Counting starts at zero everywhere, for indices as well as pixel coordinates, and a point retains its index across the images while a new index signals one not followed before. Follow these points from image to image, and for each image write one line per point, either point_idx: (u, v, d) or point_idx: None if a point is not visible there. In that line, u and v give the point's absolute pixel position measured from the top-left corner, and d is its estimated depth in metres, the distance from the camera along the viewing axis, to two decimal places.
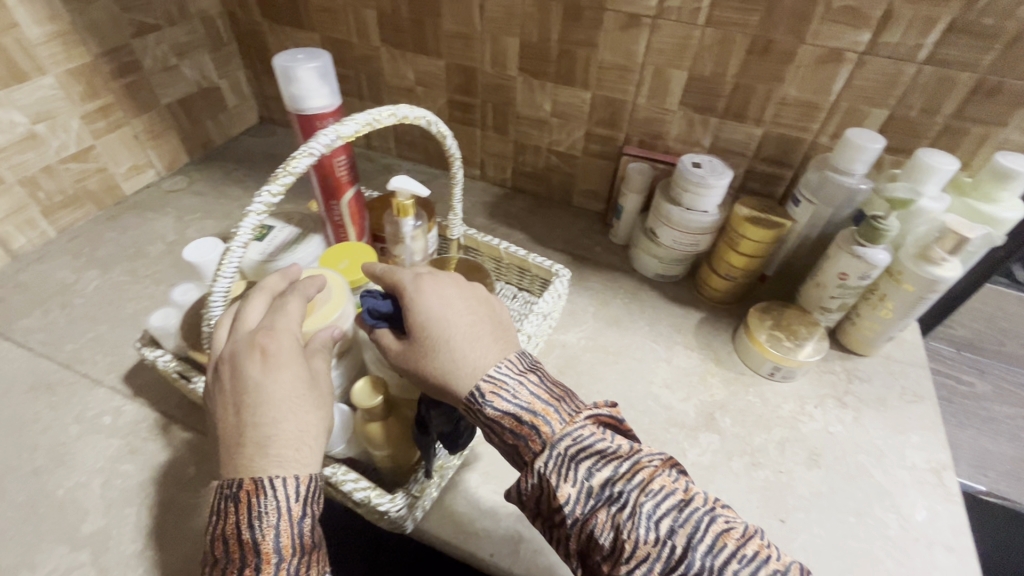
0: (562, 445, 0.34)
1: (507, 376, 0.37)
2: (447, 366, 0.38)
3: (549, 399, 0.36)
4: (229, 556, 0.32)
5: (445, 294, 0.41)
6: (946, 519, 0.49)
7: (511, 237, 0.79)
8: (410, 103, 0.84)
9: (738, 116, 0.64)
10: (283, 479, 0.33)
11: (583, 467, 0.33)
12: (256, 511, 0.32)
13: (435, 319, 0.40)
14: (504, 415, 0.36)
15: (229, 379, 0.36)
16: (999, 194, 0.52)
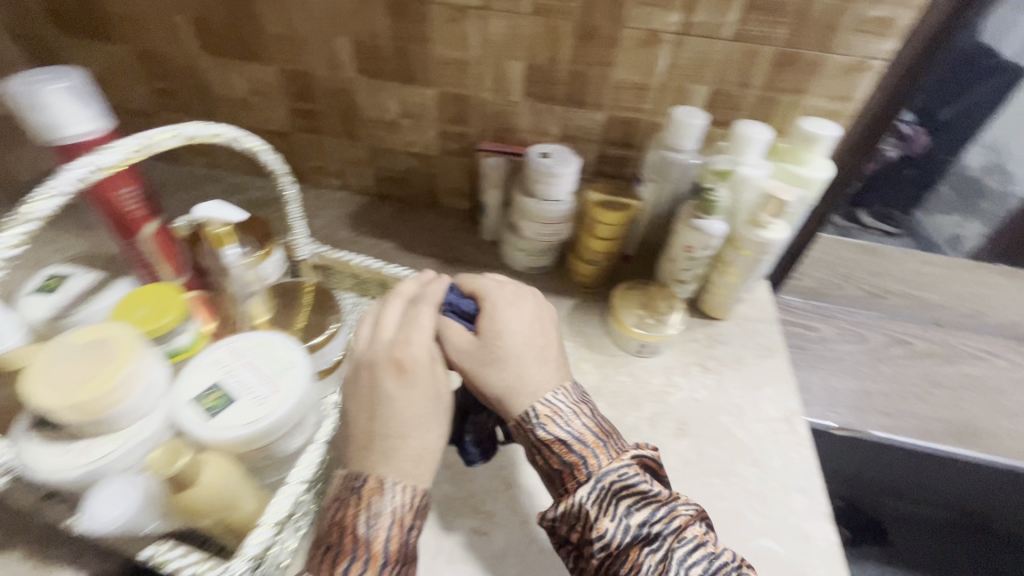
0: (606, 479, 0.40)
1: (562, 404, 0.43)
2: (507, 383, 0.44)
3: (599, 433, 0.42)
4: (337, 550, 0.36)
5: (524, 315, 0.48)
6: (797, 462, 0.54)
7: (378, 248, 0.75)
8: (247, 114, 0.76)
9: (579, 102, 0.64)
10: (397, 485, 0.38)
11: (623, 504, 0.39)
12: (380, 509, 0.37)
13: (510, 339, 0.46)
14: (559, 440, 0.42)
15: (365, 385, 0.42)
16: (808, 157, 0.57)
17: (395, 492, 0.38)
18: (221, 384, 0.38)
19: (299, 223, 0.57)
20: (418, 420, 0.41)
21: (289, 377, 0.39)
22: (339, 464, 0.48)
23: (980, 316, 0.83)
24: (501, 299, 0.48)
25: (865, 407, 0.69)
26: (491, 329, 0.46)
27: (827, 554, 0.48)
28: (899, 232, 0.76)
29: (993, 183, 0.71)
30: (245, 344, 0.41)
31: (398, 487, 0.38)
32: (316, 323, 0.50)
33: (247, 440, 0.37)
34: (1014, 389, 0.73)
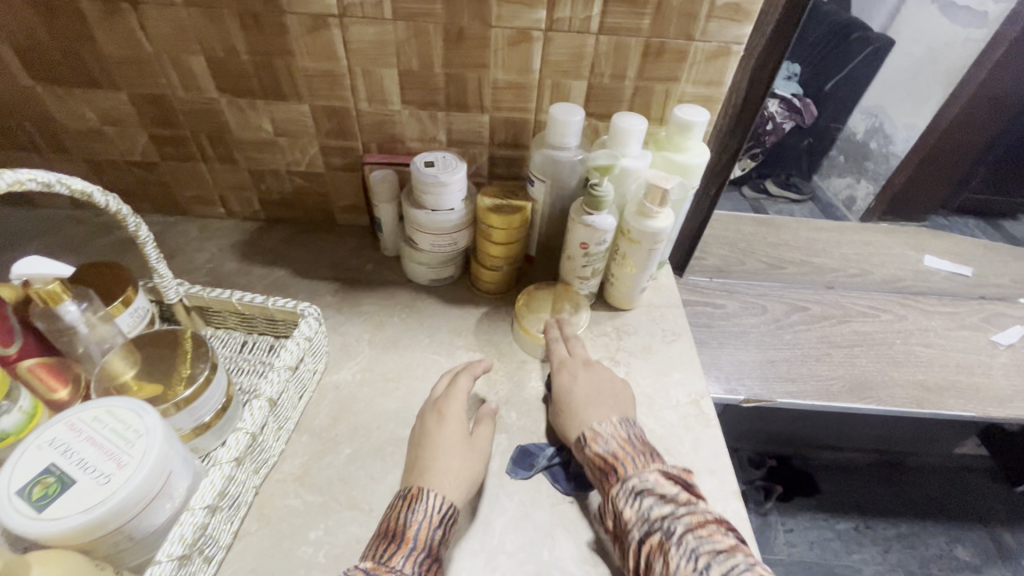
0: (631, 481, 0.44)
1: (609, 428, 0.49)
2: (569, 423, 0.52)
3: (633, 451, 0.46)
4: (385, 536, 0.42)
5: (595, 370, 0.56)
6: (707, 444, 0.55)
7: (271, 276, 0.70)
8: (102, 146, 0.68)
9: (461, 106, 0.62)
10: (439, 493, 0.44)
11: (644, 499, 0.42)
12: (425, 508, 0.43)
13: (565, 386, 0.54)
14: (597, 455, 0.47)
15: (416, 432, 0.51)
16: (686, 143, 0.58)
17: (435, 496, 0.44)
18: (55, 468, 0.35)
19: (160, 266, 0.51)
20: (461, 445, 0.49)
21: (138, 448, 0.36)
22: (227, 524, 0.44)
23: (867, 273, 0.89)
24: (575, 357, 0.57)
25: (771, 376, 0.72)
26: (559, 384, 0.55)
27: (738, 532, 0.49)
28: (804, 197, 0.85)
29: (875, 144, 0.81)
30: (85, 417, 0.37)
31: (437, 494, 0.44)
32: (185, 374, 0.46)
33: (88, 528, 0.33)
34: (899, 339, 0.79)
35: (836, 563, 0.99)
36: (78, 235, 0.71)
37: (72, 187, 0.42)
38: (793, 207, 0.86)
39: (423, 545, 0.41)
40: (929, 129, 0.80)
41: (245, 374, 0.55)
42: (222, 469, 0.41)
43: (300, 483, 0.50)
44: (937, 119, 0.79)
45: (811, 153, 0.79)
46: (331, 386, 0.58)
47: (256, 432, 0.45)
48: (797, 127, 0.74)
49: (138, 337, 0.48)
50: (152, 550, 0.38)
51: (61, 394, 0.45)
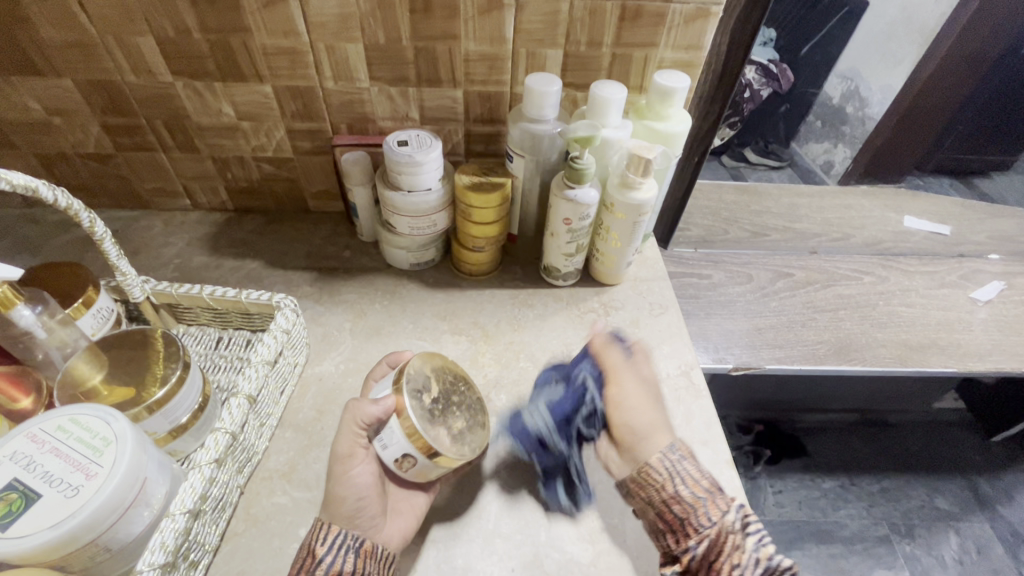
0: (728, 518, 0.40)
1: (688, 449, 0.44)
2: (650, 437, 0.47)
3: (709, 481, 0.42)
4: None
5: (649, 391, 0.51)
6: (699, 415, 0.55)
7: (244, 269, 0.68)
8: (52, 139, 0.64)
9: (433, 82, 0.60)
10: (328, 524, 0.40)
11: (751, 539, 0.39)
12: (319, 550, 0.39)
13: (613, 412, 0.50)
14: (682, 490, 0.42)
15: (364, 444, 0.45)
16: (667, 111, 0.56)
17: (320, 529, 0.40)
18: (19, 483, 0.33)
19: (122, 263, 0.48)
20: (350, 453, 0.43)
21: (108, 457, 0.34)
22: (212, 526, 0.42)
23: (849, 236, 0.89)
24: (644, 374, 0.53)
25: (759, 344, 0.72)
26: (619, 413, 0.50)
27: (732, 500, 0.49)
28: (783, 163, 0.86)
29: (850, 108, 0.80)
30: (48, 427, 0.35)
31: (322, 527, 0.40)
32: (158, 374, 0.44)
33: (60, 544, 0.32)
34: (882, 300, 0.80)
35: (823, 520, 1.02)
36: (33, 234, 0.67)
37: (14, 182, 0.39)
38: (771, 173, 0.87)
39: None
40: (903, 87, 0.79)
41: (222, 371, 0.53)
42: (202, 471, 0.39)
43: (286, 480, 0.48)
44: (912, 78, 0.78)
45: (788, 117, 0.78)
46: (314, 379, 0.56)
47: (237, 431, 0.43)
48: (773, 92, 0.73)
49: (103, 339, 0.46)
50: (132, 561, 0.36)
51: (24, 403, 0.42)
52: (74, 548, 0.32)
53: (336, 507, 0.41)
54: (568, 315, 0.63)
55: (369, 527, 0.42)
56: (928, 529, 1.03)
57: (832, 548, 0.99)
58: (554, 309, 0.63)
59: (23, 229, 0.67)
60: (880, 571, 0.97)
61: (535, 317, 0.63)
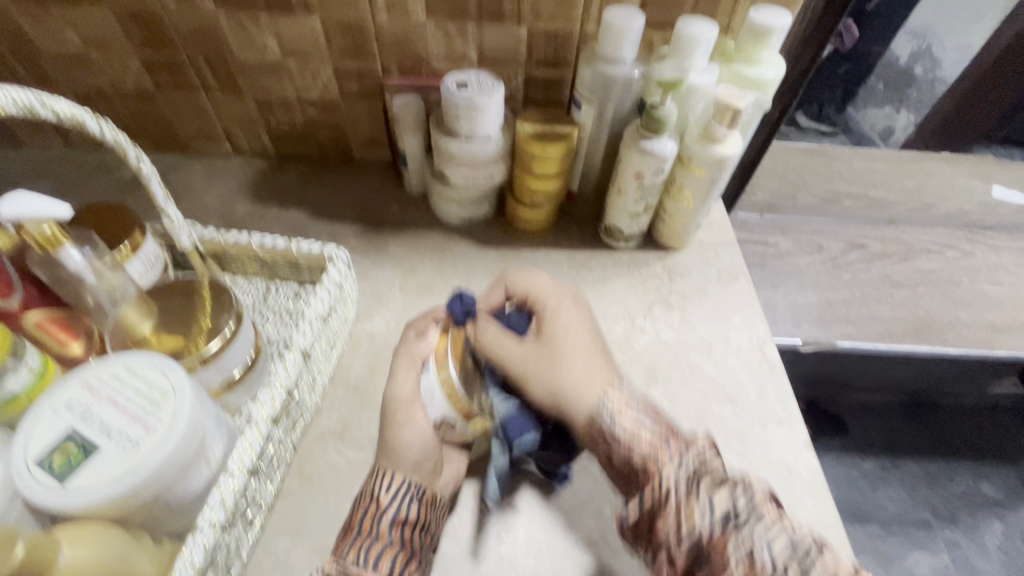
0: (685, 461, 0.35)
1: (633, 394, 0.40)
2: (580, 377, 0.40)
3: (661, 435, 0.37)
4: (369, 533, 0.38)
5: (585, 314, 0.45)
6: (776, 393, 0.51)
7: (288, 219, 0.65)
8: (91, 75, 0.61)
9: (496, 17, 0.54)
10: (389, 472, 0.40)
11: (703, 485, 0.34)
12: (383, 499, 0.39)
13: (507, 347, 0.41)
14: (633, 432, 0.38)
15: (405, 372, 0.42)
16: (760, 54, 0.49)
17: (383, 478, 0.40)
18: (77, 434, 0.31)
19: (169, 206, 0.45)
20: (412, 398, 0.42)
21: (167, 411, 0.32)
22: (268, 483, 0.41)
23: (931, 206, 0.81)
24: (563, 300, 0.45)
25: (829, 319, 0.68)
26: (552, 330, 0.42)
27: (811, 484, 0.46)
28: (834, 130, 0.75)
29: (920, 69, 0.71)
30: (103, 376, 0.33)
31: (384, 475, 0.40)
32: (210, 325, 0.41)
33: (120, 498, 0.30)
34: (965, 278, 0.74)
35: (862, 500, 0.99)
36: (76, 175, 0.64)
37: (59, 111, 0.36)
38: (822, 140, 0.76)
39: (390, 535, 0.38)
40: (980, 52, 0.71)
41: (273, 325, 0.51)
42: (259, 428, 0.37)
43: (340, 439, 0.46)
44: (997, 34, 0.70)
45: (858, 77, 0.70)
46: (364, 336, 0.53)
47: (292, 387, 0.41)
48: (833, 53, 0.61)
49: (152, 286, 0.44)
50: (192, 516, 0.35)
51: (75, 348, 0.41)
52: (134, 503, 0.31)
53: (400, 457, 0.40)
54: (630, 280, 0.59)
55: (429, 475, 0.41)
56: (973, 515, 0.99)
57: (870, 529, 0.96)
58: (616, 273, 0.59)
59: (64, 169, 0.65)
60: (918, 554, 0.95)
61: (596, 281, 0.59)
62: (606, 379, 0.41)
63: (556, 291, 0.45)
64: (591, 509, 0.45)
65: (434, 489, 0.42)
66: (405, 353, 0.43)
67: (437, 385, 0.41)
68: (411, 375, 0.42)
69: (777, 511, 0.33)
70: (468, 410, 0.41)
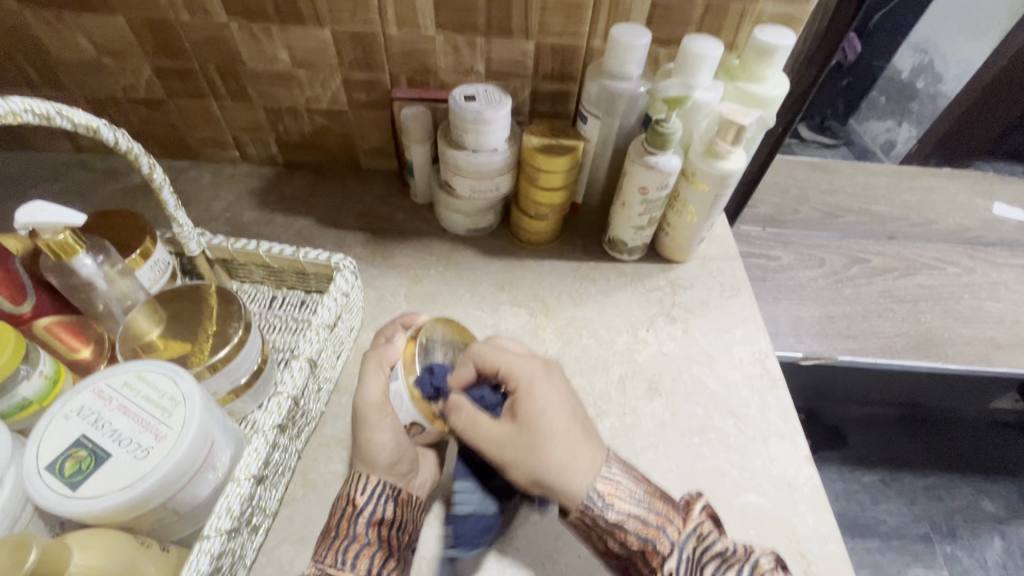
0: (687, 546, 0.36)
1: (621, 476, 0.38)
2: (563, 461, 0.37)
3: (658, 514, 0.37)
4: (344, 534, 0.38)
5: (561, 388, 0.40)
6: (777, 407, 0.51)
7: (295, 227, 0.65)
8: (104, 82, 0.62)
9: (504, 32, 0.55)
10: (366, 475, 0.40)
11: (709, 571, 0.35)
12: (359, 500, 0.39)
13: (482, 429, 0.38)
14: (624, 518, 0.36)
15: (377, 375, 0.43)
16: (764, 72, 0.50)
17: (359, 480, 0.40)
18: (87, 440, 0.31)
19: (179, 214, 0.46)
20: (382, 403, 0.41)
21: (176, 419, 0.32)
22: (273, 490, 0.41)
23: (933, 222, 0.82)
24: (536, 372, 0.40)
25: (831, 333, 0.69)
26: (528, 410, 0.38)
27: (812, 499, 0.46)
28: (837, 142, 0.75)
29: (921, 83, 0.71)
30: (115, 383, 0.34)
31: (359, 477, 0.40)
32: (219, 333, 0.42)
33: (130, 504, 0.31)
34: (966, 294, 0.75)
35: (861, 514, 0.98)
36: (86, 180, 0.65)
37: (76, 121, 0.37)
38: (824, 153, 0.76)
39: (368, 535, 0.39)
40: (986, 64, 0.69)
41: (279, 332, 0.52)
42: (265, 436, 0.38)
43: (344, 447, 0.47)
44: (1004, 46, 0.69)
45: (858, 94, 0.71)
46: (369, 344, 0.54)
47: (298, 394, 0.41)
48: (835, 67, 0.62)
49: (161, 292, 0.44)
50: (199, 523, 0.35)
51: (85, 353, 0.42)
52: (143, 510, 0.31)
53: (375, 458, 0.40)
54: (633, 292, 0.59)
55: (406, 475, 0.42)
56: (972, 531, 0.99)
57: (869, 543, 0.96)
58: (619, 285, 0.60)
59: (74, 174, 0.66)
60: (917, 570, 0.94)
61: (599, 293, 0.59)
62: (593, 461, 0.38)
63: (528, 364, 0.40)
64: None
65: (410, 489, 0.42)
66: (374, 357, 0.44)
67: (405, 389, 0.41)
68: (379, 378, 0.42)
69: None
70: (434, 413, 0.41)
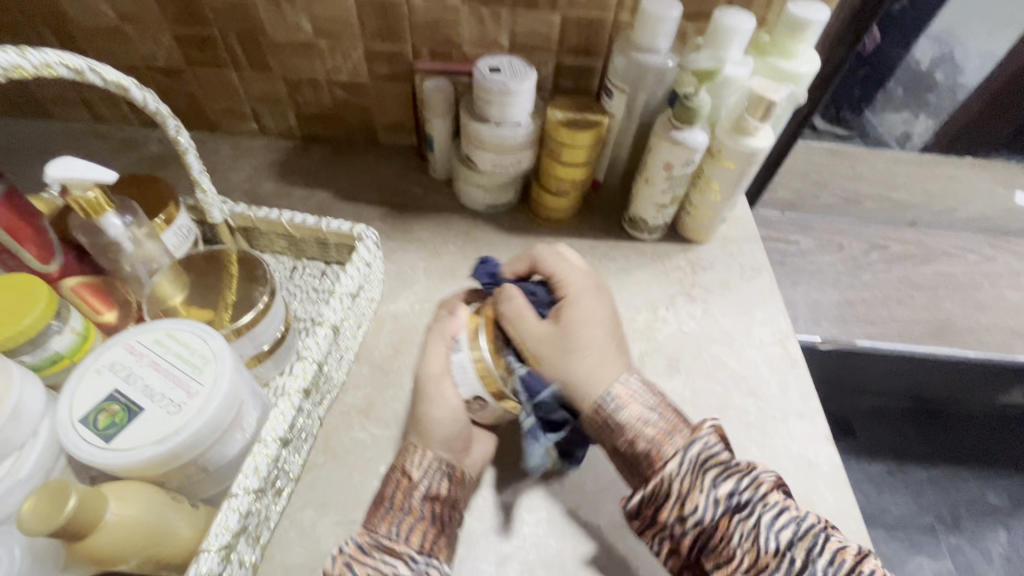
0: (692, 450, 0.37)
1: (638, 386, 0.41)
2: (590, 370, 0.41)
3: (667, 426, 0.39)
4: (404, 510, 0.38)
5: (607, 307, 0.44)
6: (797, 387, 0.51)
7: (313, 200, 0.65)
8: (124, 49, 0.61)
9: (530, 3, 0.54)
10: (422, 451, 0.40)
11: (710, 474, 0.36)
12: (415, 474, 0.39)
13: (528, 327, 0.41)
14: (633, 423, 0.39)
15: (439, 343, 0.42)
16: (795, 48, 0.49)
17: (414, 454, 0.40)
18: (120, 395, 0.32)
19: (203, 179, 0.46)
20: (441, 374, 0.41)
21: (208, 376, 0.33)
22: (297, 455, 0.41)
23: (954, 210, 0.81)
24: (587, 289, 0.44)
25: (848, 318, 0.69)
26: (571, 317, 0.42)
27: (832, 477, 0.46)
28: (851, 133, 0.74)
29: (940, 74, 0.69)
30: (146, 340, 0.34)
31: (415, 451, 0.40)
32: (242, 299, 0.42)
33: (163, 459, 0.31)
34: (986, 283, 0.74)
35: (868, 504, 0.99)
36: (104, 149, 0.65)
37: (106, 78, 0.37)
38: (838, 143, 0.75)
39: (421, 510, 0.39)
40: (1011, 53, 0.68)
41: (300, 302, 0.52)
42: (291, 399, 0.38)
43: (365, 416, 0.47)
44: None
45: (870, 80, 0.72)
46: (389, 317, 0.54)
47: (322, 360, 0.41)
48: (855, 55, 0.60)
49: (185, 258, 0.44)
50: (227, 482, 0.35)
51: (109, 316, 0.42)
52: (175, 465, 0.31)
53: (430, 432, 0.40)
54: (653, 271, 0.59)
55: (460, 452, 0.42)
56: (978, 522, 0.99)
57: (875, 531, 0.97)
58: (639, 264, 0.59)
59: (92, 143, 0.65)
60: (922, 559, 0.95)
61: (619, 271, 0.59)
62: (616, 372, 0.41)
63: (581, 280, 0.44)
64: (611, 495, 0.45)
65: (463, 467, 0.42)
66: (437, 330, 0.43)
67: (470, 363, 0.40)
68: (440, 350, 0.42)
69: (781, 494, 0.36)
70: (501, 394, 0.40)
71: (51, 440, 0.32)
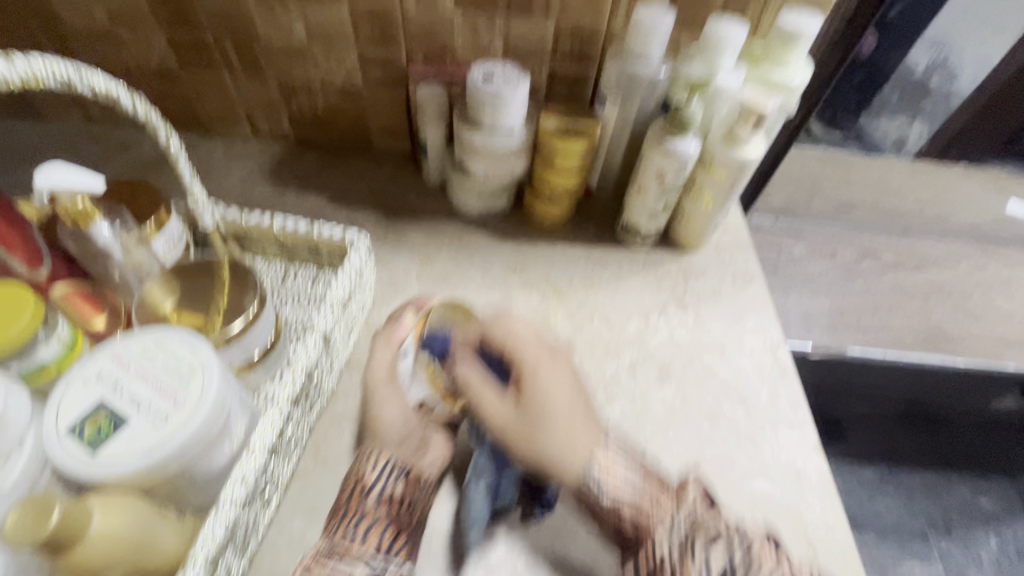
0: (677, 523, 0.36)
1: (613, 454, 0.40)
2: (562, 444, 0.39)
3: (650, 494, 0.38)
4: (356, 513, 0.39)
5: (567, 375, 0.43)
6: (787, 397, 0.51)
7: (307, 204, 0.65)
8: (117, 52, 0.61)
9: (524, 11, 0.54)
10: (374, 452, 0.41)
11: (701, 547, 0.34)
12: (369, 477, 0.40)
13: (488, 408, 0.41)
14: (615, 495, 0.38)
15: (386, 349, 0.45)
16: (787, 58, 0.49)
17: (369, 457, 0.41)
18: (107, 405, 0.32)
19: (195, 185, 0.45)
20: (389, 378, 0.44)
21: (194, 387, 0.32)
22: (286, 463, 0.41)
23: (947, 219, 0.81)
24: (541, 357, 0.43)
25: (839, 326, 0.70)
26: (532, 393, 0.41)
27: (820, 487, 0.46)
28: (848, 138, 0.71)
29: (935, 81, 0.68)
30: (133, 349, 0.34)
31: (370, 454, 0.42)
32: (232, 306, 0.42)
33: (148, 469, 0.31)
34: (977, 291, 0.75)
35: (859, 509, 0.99)
36: (97, 152, 0.65)
37: (95, 87, 0.37)
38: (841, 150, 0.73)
39: (377, 512, 0.39)
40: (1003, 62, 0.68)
41: (291, 308, 0.52)
42: (280, 408, 0.37)
43: (355, 423, 0.47)
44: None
45: None
46: (381, 323, 0.54)
47: (312, 368, 0.41)
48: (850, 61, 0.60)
49: (175, 264, 0.44)
50: (215, 491, 0.35)
51: (98, 323, 0.41)
52: (162, 477, 0.31)
53: (383, 433, 0.42)
54: (645, 279, 0.59)
55: (415, 450, 0.43)
56: (969, 528, 0.99)
57: (865, 536, 0.97)
58: (631, 271, 0.60)
59: (85, 146, 0.65)
60: (912, 564, 0.95)
61: (611, 278, 0.59)
62: (591, 438, 0.40)
63: (534, 350, 0.43)
64: None
65: (421, 467, 0.42)
66: (384, 335, 0.46)
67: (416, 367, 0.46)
68: (388, 356, 0.45)
69: (775, 554, 0.34)
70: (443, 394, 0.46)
71: (38, 449, 0.32)
